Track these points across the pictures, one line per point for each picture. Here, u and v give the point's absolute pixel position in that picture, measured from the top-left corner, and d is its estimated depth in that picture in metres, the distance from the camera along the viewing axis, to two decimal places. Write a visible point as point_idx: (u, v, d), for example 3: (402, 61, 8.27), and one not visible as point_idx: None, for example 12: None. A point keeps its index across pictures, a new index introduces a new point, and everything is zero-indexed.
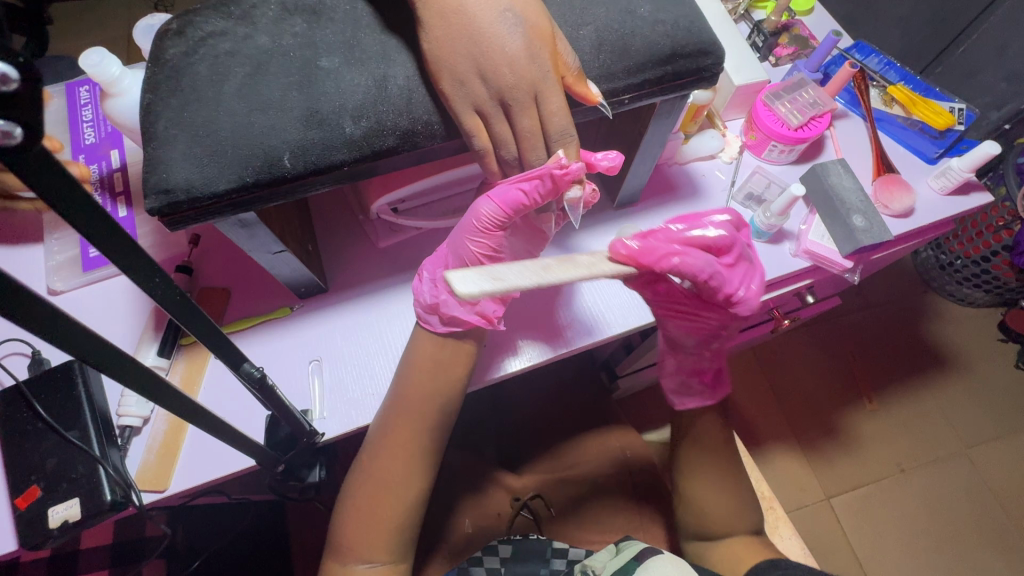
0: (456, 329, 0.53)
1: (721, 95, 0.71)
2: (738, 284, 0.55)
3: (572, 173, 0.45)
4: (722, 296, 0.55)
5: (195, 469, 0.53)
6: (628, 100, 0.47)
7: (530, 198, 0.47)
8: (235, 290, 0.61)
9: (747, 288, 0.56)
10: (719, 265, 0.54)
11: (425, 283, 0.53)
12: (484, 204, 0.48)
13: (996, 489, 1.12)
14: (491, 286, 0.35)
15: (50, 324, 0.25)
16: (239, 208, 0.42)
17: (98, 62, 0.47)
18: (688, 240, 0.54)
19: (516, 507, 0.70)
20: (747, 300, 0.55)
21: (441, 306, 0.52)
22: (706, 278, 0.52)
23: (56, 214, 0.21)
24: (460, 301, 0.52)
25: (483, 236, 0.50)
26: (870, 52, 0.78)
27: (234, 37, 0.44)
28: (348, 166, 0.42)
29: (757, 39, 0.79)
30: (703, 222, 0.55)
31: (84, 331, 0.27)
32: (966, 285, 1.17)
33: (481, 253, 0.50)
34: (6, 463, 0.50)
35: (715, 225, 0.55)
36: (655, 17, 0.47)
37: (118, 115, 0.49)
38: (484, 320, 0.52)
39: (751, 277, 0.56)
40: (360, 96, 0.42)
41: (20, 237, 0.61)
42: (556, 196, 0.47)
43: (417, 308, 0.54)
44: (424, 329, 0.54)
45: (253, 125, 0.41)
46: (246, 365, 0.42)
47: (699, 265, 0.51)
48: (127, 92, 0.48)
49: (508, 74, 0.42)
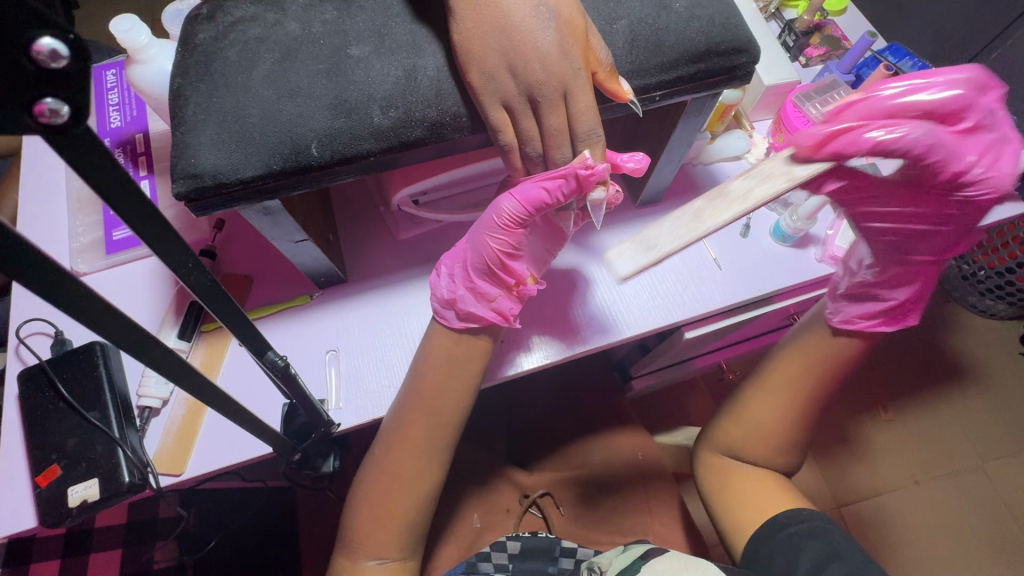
0: (472, 325, 0.52)
1: (748, 96, 0.70)
2: (978, 158, 0.46)
3: (598, 175, 0.45)
4: (947, 175, 0.46)
5: (210, 454, 0.53)
6: (658, 98, 0.46)
7: (553, 197, 0.46)
8: (257, 278, 0.61)
9: (983, 160, 0.46)
10: (949, 133, 0.45)
11: (443, 278, 0.53)
12: (506, 199, 0.47)
13: (1013, 506, 1.10)
14: (644, 257, 0.44)
15: (78, 302, 0.25)
16: (264, 195, 0.42)
17: (128, 28, 0.47)
18: (899, 114, 0.45)
19: (524, 505, 0.67)
20: (995, 178, 0.47)
21: (458, 301, 0.51)
22: (928, 151, 0.44)
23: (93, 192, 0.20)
24: (477, 297, 0.52)
25: (503, 232, 0.49)
26: (904, 56, 0.75)
27: (264, 23, 0.44)
28: (374, 157, 0.42)
29: (788, 38, 0.77)
30: (939, 80, 0.45)
31: (107, 313, 0.27)
32: (989, 296, 1.15)
33: (500, 251, 0.50)
34: (28, 441, 0.51)
35: (956, 80, 0.44)
36: (690, 12, 0.46)
37: (145, 84, 0.49)
38: (500, 317, 0.51)
39: (995, 149, 0.47)
40: (388, 86, 0.42)
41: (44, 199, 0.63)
42: (580, 196, 0.47)
43: (434, 302, 0.53)
44: (440, 324, 0.53)
45: (281, 112, 0.41)
46: (269, 354, 0.41)
47: (910, 139, 0.44)
48: (155, 60, 0.49)
49: (539, 70, 0.41)
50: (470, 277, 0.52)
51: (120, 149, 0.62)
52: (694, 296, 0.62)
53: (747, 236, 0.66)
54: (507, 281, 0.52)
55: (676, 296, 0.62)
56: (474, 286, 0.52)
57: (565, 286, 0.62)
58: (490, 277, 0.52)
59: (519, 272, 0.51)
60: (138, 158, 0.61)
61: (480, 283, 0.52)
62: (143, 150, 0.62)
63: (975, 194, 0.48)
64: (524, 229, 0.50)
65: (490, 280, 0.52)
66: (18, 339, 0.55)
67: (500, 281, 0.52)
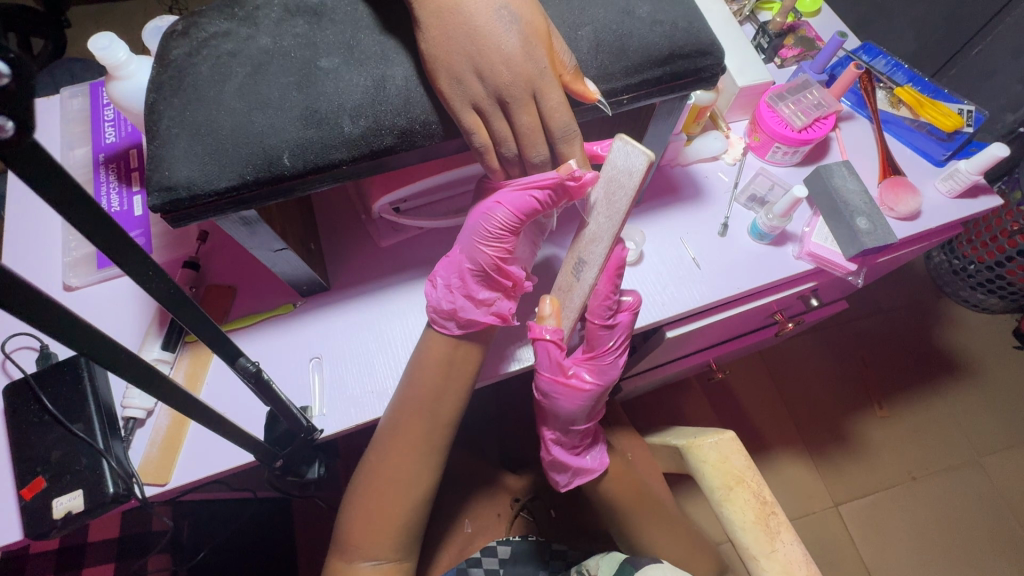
0: (473, 330, 0.52)
1: (723, 97, 0.71)
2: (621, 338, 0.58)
3: (588, 183, 0.47)
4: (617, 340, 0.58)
5: (195, 464, 0.53)
6: (626, 101, 0.47)
7: (544, 205, 0.48)
8: (241, 288, 0.61)
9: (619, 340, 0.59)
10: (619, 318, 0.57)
11: (439, 289, 0.53)
12: (496, 206, 0.49)
13: (1009, 499, 1.10)
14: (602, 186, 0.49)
15: (41, 309, 0.25)
16: (239, 206, 0.43)
17: (106, 46, 0.48)
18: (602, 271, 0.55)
19: (515, 509, 0.70)
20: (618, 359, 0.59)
21: (459, 311, 0.51)
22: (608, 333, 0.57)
23: (46, 200, 0.21)
24: (476, 304, 0.52)
25: (496, 240, 0.50)
26: (878, 54, 0.77)
27: (236, 38, 0.45)
28: (346, 165, 0.43)
29: (761, 40, 0.78)
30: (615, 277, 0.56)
31: (69, 320, 0.27)
32: (980, 291, 1.16)
33: (496, 258, 0.51)
34: (14, 455, 0.51)
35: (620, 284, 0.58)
36: (653, 18, 0.47)
37: (123, 99, 0.50)
38: (501, 319, 0.52)
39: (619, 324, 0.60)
40: (358, 96, 0.43)
41: (34, 212, 0.64)
42: (567, 200, 0.49)
43: (433, 314, 0.53)
44: (439, 332, 0.53)
45: (253, 124, 0.42)
46: (242, 359, 0.42)
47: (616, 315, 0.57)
48: (133, 76, 0.50)
49: (506, 74, 0.42)
50: (467, 285, 0.52)
51: (113, 165, 0.63)
52: (674, 296, 0.63)
53: (725, 235, 0.67)
54: (505, 284, 0.53)
55: (656, 297, 0.63)
56: (472, 294, 0.52)
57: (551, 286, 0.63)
58: (486, 282, 0.53)
59: (516, 274, 0.52)
60: (132, 173, 0.62)
61: (478, 289, 0.52)
62: (136, 165, 0.64)
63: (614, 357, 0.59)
64: (516, 234, 0.51)
65: (487, 285, 0.53)
66: (4, 354, 0.56)
67: (498, 285, 0.53)
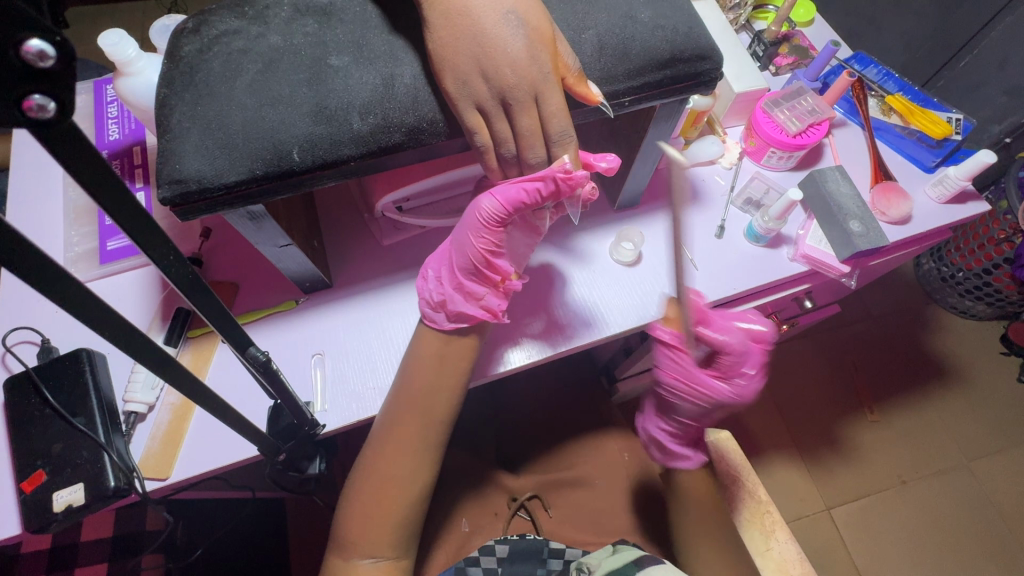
0: (463, 324, 0.53)
1: (720, 103, 0.73)
2: (737, 371, 0.55)
3: (577, 178, 0.46)
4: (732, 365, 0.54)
5: (197, 458, 0.54)
6: (627, 102, 0.48)
7: (531, 199, 0.47)
8: (243, 285, 0.62)
9: (749, 379, 0.56)
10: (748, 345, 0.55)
11: (431, 281, 0.55)
12: (487, 198, 0.49)
13: (998, 502, 1.12)
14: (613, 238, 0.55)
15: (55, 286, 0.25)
16: (248, 200, 0.44)
17: (116, 42, 0.49)
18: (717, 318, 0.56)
19: (512, 508, 0.68)
20: (742, 386, 0.55)
21: (449, 302, 0.53)
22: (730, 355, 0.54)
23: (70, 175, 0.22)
24: (466, 297, 0.53)
25: (487, 232, 0.50)
26: (869, 63, 0.79)
27: (248, 36, 0.46)
28: (355, 161, 0.44)
29: (757, 48, 0.80)
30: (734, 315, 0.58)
31: (81, 300, 0.27)
32: (968, 297, 1.18)
33: (484, 250, 0.51)
34: (14, 448, 0.51)
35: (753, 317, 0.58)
36: (654, 23, 0.48)
37: (131, 96, 0.51)
38: (489, 315, 0.53)
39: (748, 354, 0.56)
40: (366, 94, 0.44)
41: (36, 208, 0.64)
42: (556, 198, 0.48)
43: (425, 306, 0.54)
44: (433, 325, 0.54)
45: (264, 119, 0.42)
46: (252, 348, 0.43)
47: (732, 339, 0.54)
48: (142, 73, 0.50)
49: (511, 74, 0.43)
50: (457, 277, 0.53)
51: (116, 162, 0.64)
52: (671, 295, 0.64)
53: (722, 237, 0.68)
54: (493, 279, 0.53)
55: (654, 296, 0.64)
56: (463, 287, 0.53)
57: (546, 282, 0.64)
58: (477, 276, 0.53)
59: (504, 269, 0.53)
60: (134, 169, 0.63)
61: (467, 282, 0.53)
62: (139, 162, 0.64)
63: (731, 388, 0.55)
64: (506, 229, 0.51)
65: (477, 279, 0.53)
66: (5, 348, 0.56)
67: (487, 279, 0.53)
